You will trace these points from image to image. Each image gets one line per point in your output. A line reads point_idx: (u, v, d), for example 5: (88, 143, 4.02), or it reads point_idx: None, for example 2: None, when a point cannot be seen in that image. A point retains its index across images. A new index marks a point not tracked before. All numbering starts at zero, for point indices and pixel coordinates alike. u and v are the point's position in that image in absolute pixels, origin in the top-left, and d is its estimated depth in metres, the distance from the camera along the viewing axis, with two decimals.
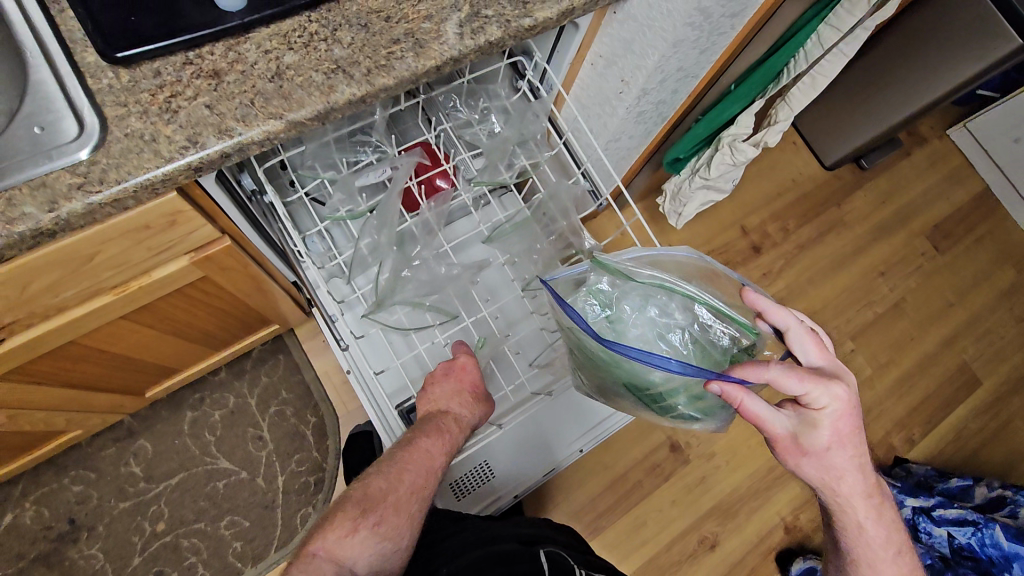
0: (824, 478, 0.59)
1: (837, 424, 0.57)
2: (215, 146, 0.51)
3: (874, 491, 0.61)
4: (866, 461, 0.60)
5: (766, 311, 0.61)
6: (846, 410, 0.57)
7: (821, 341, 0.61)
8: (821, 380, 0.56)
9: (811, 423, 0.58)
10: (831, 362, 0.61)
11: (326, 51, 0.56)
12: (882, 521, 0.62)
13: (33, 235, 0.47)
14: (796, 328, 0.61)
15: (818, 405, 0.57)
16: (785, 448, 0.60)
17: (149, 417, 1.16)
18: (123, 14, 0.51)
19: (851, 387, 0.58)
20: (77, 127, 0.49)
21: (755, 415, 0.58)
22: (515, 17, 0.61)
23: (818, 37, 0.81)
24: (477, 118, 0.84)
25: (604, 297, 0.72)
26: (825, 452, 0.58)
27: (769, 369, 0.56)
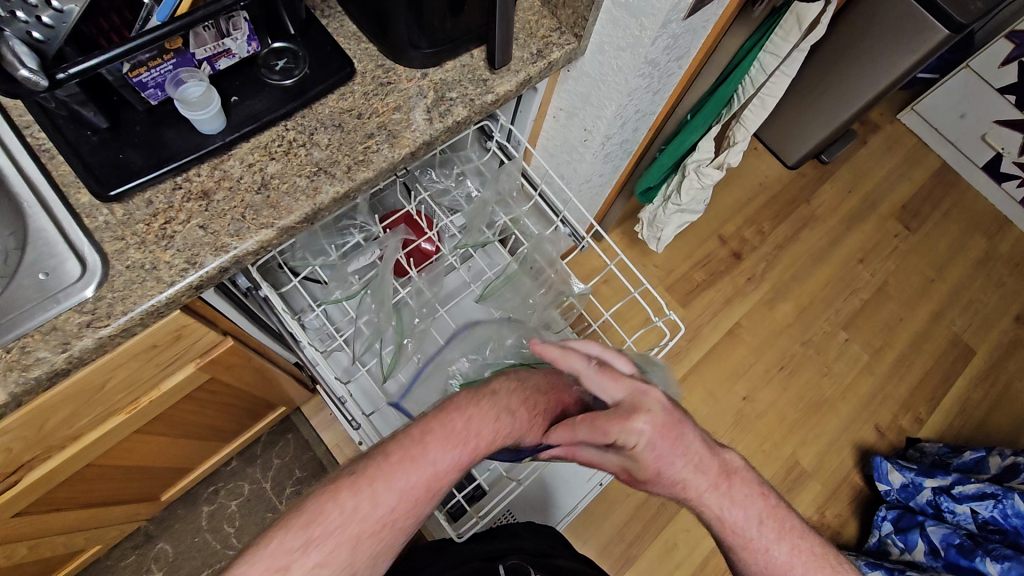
0: (671, 490, 0.58)
1: (655, 449, 0.56)
2: (213, 264, 0.53)
3: (719, 478, 0.58)
4: (703, 457, 0.58)
5: (556, 359, 0.59)
6: (655, 434, 0.55)
7: (613, 372, 0.59)
8: (617, 423, 0.55)
9: (633, 459, 0.57)
10: (629, 387, 0.58)
11: (306, 156, 0.59)
12: (740, 506, 0.58)
13: (49, 377, 0.48)
14: (587, 370, 0.59)
15: (630, 444, 0.56)
16: (629, 479, 0.60)
17: (164, 518, 1.15)
18: (112, 154, 0.54)
19: (651, 411, 0.56)
20: (81, 267, 0.51)
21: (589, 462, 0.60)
22: (478, 95, 0.65)
23: (760, 64, 0.85)
24: (454, 186, 0.88)
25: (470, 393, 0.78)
26: (658, 475, 0.57)
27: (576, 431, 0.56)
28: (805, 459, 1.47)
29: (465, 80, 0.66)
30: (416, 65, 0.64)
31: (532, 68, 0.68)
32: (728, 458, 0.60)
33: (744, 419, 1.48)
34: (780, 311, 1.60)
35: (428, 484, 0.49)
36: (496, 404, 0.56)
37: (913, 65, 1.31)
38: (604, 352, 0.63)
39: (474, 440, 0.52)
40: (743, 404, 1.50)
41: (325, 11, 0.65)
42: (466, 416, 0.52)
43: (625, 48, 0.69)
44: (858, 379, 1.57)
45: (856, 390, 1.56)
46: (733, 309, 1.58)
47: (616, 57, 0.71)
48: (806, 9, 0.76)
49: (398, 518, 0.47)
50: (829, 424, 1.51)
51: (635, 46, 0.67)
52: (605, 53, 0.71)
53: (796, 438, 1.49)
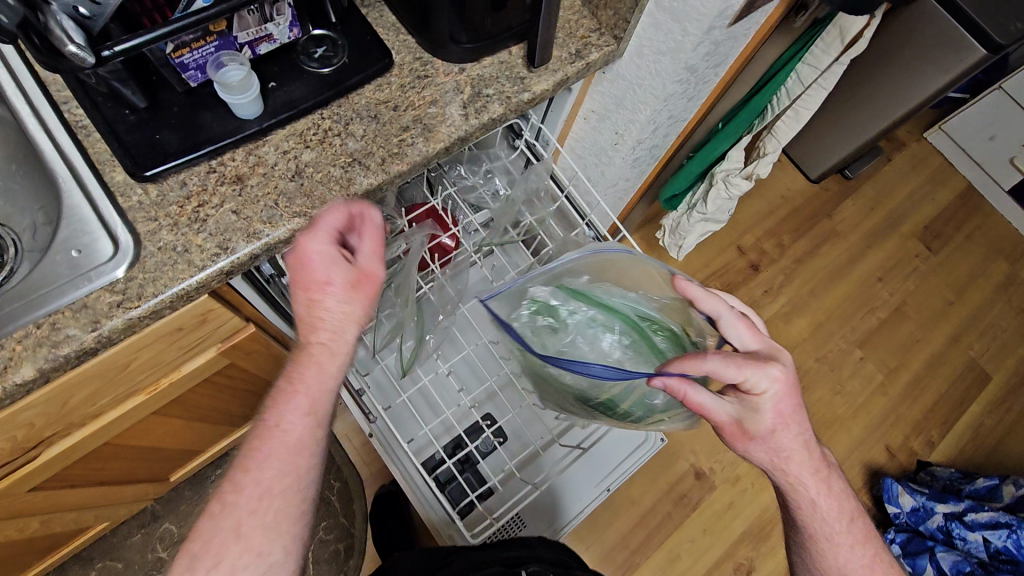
0: (773, 458, 0.56)
1: (779, 405, 0.54)
2: (245, 250, 0.53)
3: (822, 464, 0.57)
4: (812, 438, 0.57)
5: (697, 297, 0.61)
6: (787, 389, 0.54)
7: (754, 326, 0.60)
8: (756, 362, 0.53)
9: (753, 409, 0.54)
10: (767, 344, 0.59)
11: (341, 145, 0.58)
12: (836, 496, 0.57)
13: (77, 356, 0.48)
14: (729, 317, 0.60)
15: (758, 390, 0.53)
16: (731, 435, 0.56)
17: (171, 499, 1.15)
18: (148, 134, 0.53)
19: (788, 366, 0.55)
20: (113, 246, 0.51)
21: (699, 405, 0.55)
22: (514, 93, 0.64)
23: (798, 75, 0.84)
24: (482, 184, 0.88)
25: (557, 317, 0.69)
26: (769, 434, 0.55)
27: (706, 360, 0.53)
28: None
29: (503, 77, 0.65)
30: (455, 59, 0.64)
31: (570, 68, 0.67)
32: (828, 453, 0.60)
33: None
34: (795, 326, 1.58)
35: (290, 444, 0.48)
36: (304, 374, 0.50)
37: (946, 84, 1.28)
38: (745, 313, 0.63)
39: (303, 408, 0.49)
40: None
41: (365, 0, 0.64)
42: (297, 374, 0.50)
43: (665, 53, 0.68)
44: (871, 398, 1.55)
45: (868, 410, 1.54)
46: None
47: (655, 62, 0.70)
48: (849, 23, 0.74)
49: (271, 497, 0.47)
50: (838, 443, 1.50)
51: (676, 51, 0.66)
52: (644, 57, 0.70)
53: None
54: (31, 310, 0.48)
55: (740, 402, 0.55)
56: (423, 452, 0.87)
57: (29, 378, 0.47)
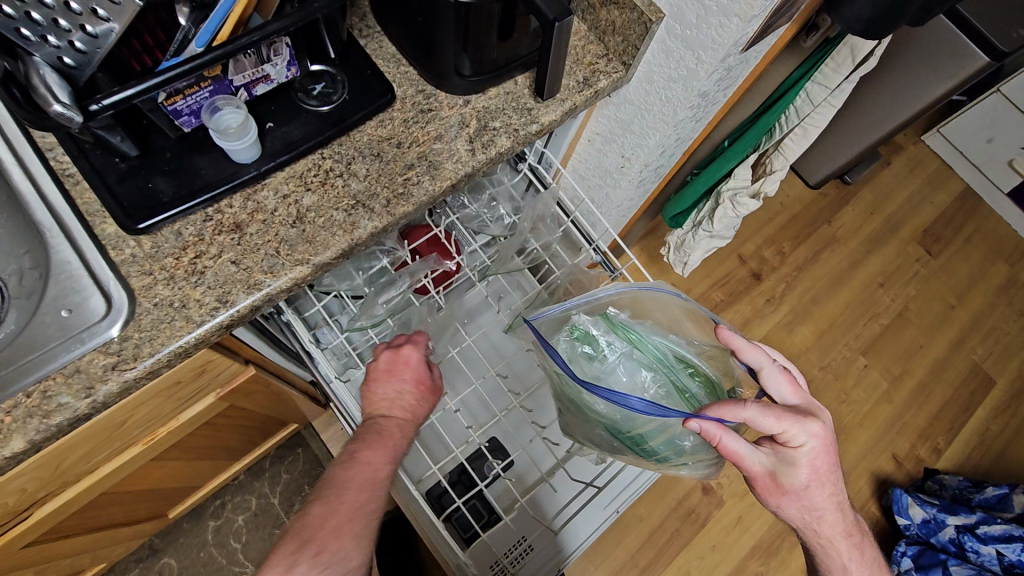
0: (804, 516, 0.54)
1: (817, 463, 0.52)
2: (245, 302, 0.50)
3: (854, 527, 0.56)
4: (845, 498, 0.55)
5: (739, 347, 0.57)
6: (825, 448, 0.52)
7: (795, 380, 0.57)
8: (798, 417, 0.51)
9: (789, 463, 0.52)
10: (805, 400, 0.57)
11: (344, 186, 0.56)
12: (868, 563, 0.56)
13: (70, 423, 0.46)
14: (770, 366, 0.57)
15: (795, 444, 0.52)
16: (764, 488, 0.54)
17: (170, 532, 1.13)
18: (141, 182, 0.51)
19: (828, 424, 0.53)
20: (106, 304, 0.48)
21: (734, 454, 0.52)
22: (522, 125, 0.62)
23: (807, 94, 0.82)
24: (487, 212, 0.84)
25: (595, 348, 0.65)
26: (804, 491, 0.53)
27: (745, 408, 0.50)
28: None
29: (509, 108, 0.63)
30: (459, 91, 0.61)
31: (578, 97, 0.65)
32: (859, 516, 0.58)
33: None
34: (798, 334, 1.57)
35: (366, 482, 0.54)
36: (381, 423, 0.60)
37: (949, 91, 1.27)
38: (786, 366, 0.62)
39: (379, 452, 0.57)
40: None
41: (363, 30, 0.62)
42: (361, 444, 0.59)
43: (677, 80, 0.66)
44: (876, 406, 1.54)
45: (873, 418, 1.53)
46: (750, 332, 1.55)
47: (666, 87, 0.67)
48: (862, 43, 0.72)
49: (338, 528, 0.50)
50: (845, 452, 1.49)
51: (687, 79, 0.64)
52: (655, 83, 0.68)
53: None
54: (21, 377, 0.45)
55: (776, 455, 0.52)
56: (426, 481, 0.86)
57: (20, 451, 0.44)
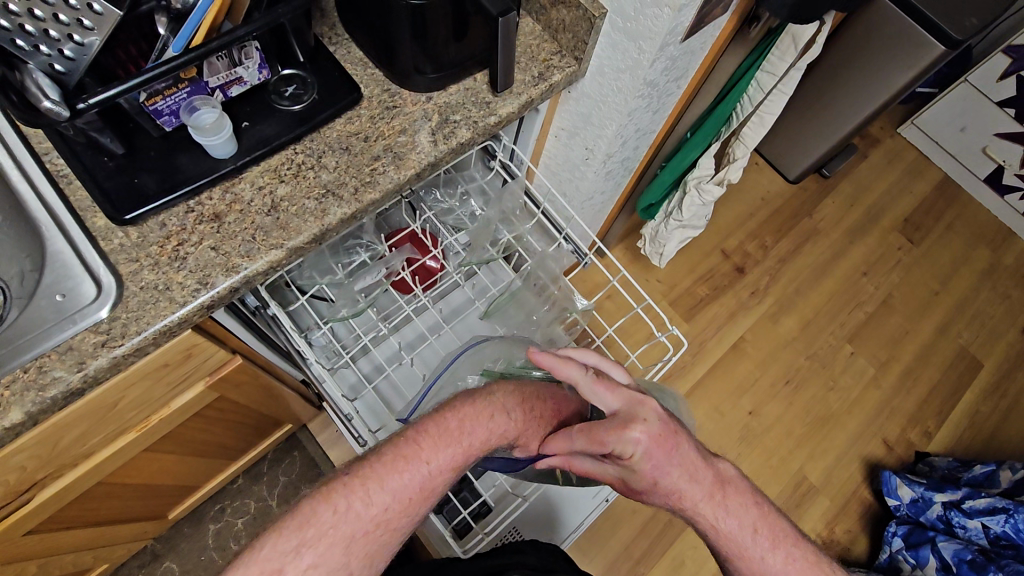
0: (666, 499, 0.57)
1: (655, 459, 0.56)
2: (224, 284, 0.55)
3: (711, 487, 0.57)
4: (694, 466, 0.57)
5: (552, 367, 0.58)
6: (652, 445, 0.55)
7: (608, 383, 0.58)
8: (616, 433, 0.55)
9: (631, 469, 0.57)
10: (625, 396, 0.58)
11: (315, 178, 0.60)
12: (733, 515, 0.56)
13: (64, 397, 0.50)
14: (584, 380, 0.58)
15: (628, 455, 0.56)
16: (626, 488, 0.60)
17: (171, 536, 1.16)
18: (128, 179, 0.55)
19: (649, 421, 0.56)
20: (96, 288, 0.52)
21: (586, 471, 0.61)
22: (481, 117, 0.67)
23: (758, 83, 0.86)
24: (459, 206, 0.89)
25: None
26: (652, 484, 0.57)
27: (572, 441, 0.59)
28: (813, 474, 1.46)
29: (469, 102, 0.68)
30: (421, 89, 0.66)
31: (533, 90, 0.70)
32: (721, 469, 0.59)
33: (750, 435, 1.47)
34: (784, 324, 1.60)
35: (419, 485, 0.53)
36: (492, 404, 0.60)
37: (910, 82, 1.31)
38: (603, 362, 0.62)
39: (467, 443, 0.57)
40: (750, 419, 1.49)
41: (332, 38, 0.67)
42: (459, 416, 0.57)
43: (624, 70, 0.70)
44: (864, 392, 1.56)
45: (862, 404, 1.55)
46: (736, 324, 1.58)
47: (616, 79, 0.72)
48: (801, 30, 0.77)
49: (392, 517, 0.52)
50: (836, 439, 1.50)
51: (634, 68, 0.69)
52: (606, 75, 0.73)
53: (803, 453, 1.48)
54: (19, 354, 0.49)
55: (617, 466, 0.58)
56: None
57: (18, 421, 0.48)
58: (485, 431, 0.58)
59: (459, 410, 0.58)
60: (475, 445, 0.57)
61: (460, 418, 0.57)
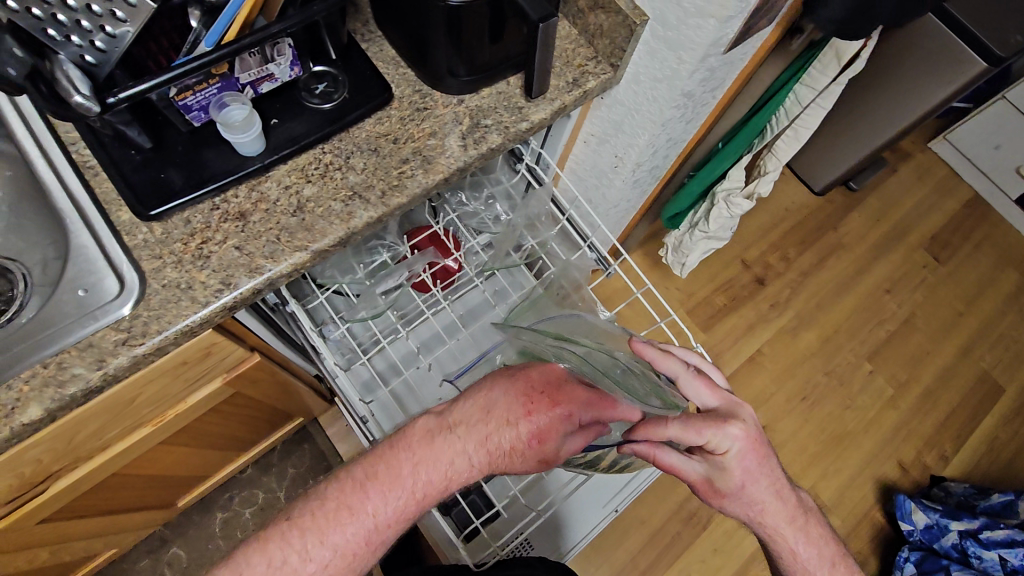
0: (748, 510, 0.56)
1: (747, 464, 0.55)
2: (247, 285, 0.54)
3: (796, 509, 0.58)
4: (783, 484, 0.57)
5: (653, 359, 0.59)
6: (750, 447, 0.54)
7: (711, 382, 0.59)
8: (715, 425, 0.53)
9: (721, 468, 0.55)
10: (726, 399, 0.58)
11: (342, 179, 0.59)
12: (813, 542, 0.58)
13: (83, 395, 0.49)
14: (685, 375, 0.59)
15: (721, 450, 0.54)
16: (705, 491, 0.58)
17: (180, 523, 1.16)
18: (155, 173, 0.54)
19: (748, 421, 0.55)
20: (119, 284, 0.52)
21: (669, 465, 0.57)
22: (513, 123, 0.65)
23: (796, 96, 0.83)
24: (484, 210, 0.88)
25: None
26: (740, 490, 0.55)
27: (668, 428, 0.53)
28: (825, 493, 1.43)
29: (501, 107, 0.66)
30: (454, 91, 0.65)
31: (567, 96, 0.68)
32: (804, 497, 0.60)
33: None
34: (803, 339, 1.57)
35: (361, 538, 0.48)
36: (444, 437, 0.51)
37: (948, 97, 1.27)
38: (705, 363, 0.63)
39: (413, 488, 0.50)
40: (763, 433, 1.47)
41: (365, 35, 0.66)
42: (411, 457, 0.50)
43: (661, 80, 0.68)
44: (881, 412, 1.53)
45: (879, 425, 1.52)
46: (754, 337, 1.55)
47: (652, 88, 0.70)
48: (846, 45, 0.74)
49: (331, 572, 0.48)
50: (850, 459, 1.48)
51: (672, 79, 0.67)
52: (641, 83, 0.71)
53: (816, 471, 1.46)
54: (39, 349, 0.49)
55: (707, 462, 0.55)
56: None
57: (36, 418, 0.47)
58: (441, 477, 0.50)
59: (409, 442, 0.51)
60: (428, 495, 0.50)
61: (407, 455, 0.51)
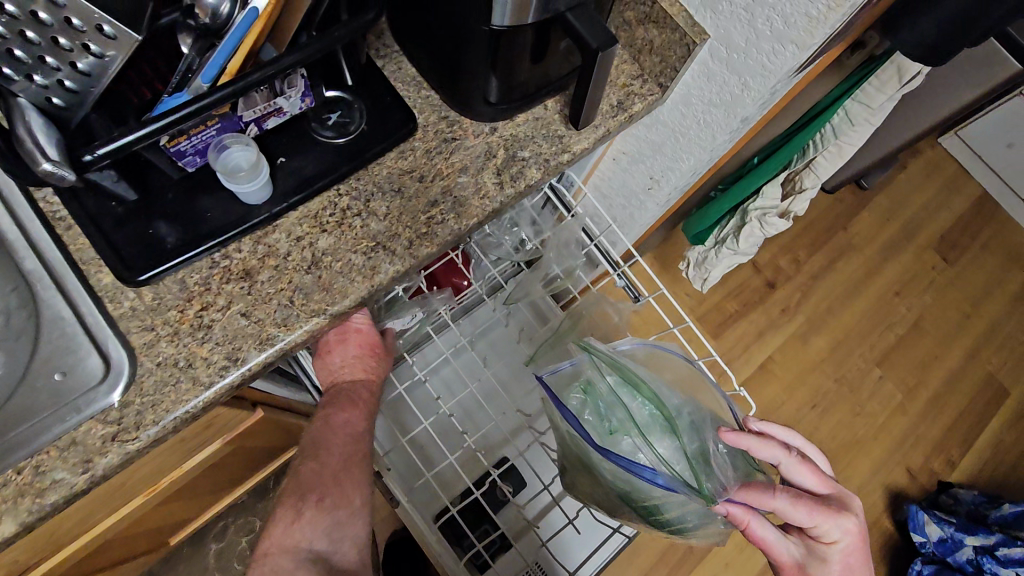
0: None
1: (849, 560, 0.52)
2: (257, 360, 0.46)
3: None
4: None
5: (750, 447, 0.53)
6: (857, 543, 0.52)
7: (818, 469, 0.54)
8: (830, 512, 0.51)
9: (820, 556, 0.52)
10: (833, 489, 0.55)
11: (363, 227, 0.51)
12: None
13: (67, 502, 0.41)
14: (789, 460, 0.54)
15: (828, 537, 0.51)
16: None
17: (171, 555, 1.09)
18: (142, 227, 0.46)
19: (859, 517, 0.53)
20: (103, 365, 0.44)
21: (763, 538, 0.52)
22: (552, 155, 0.57)
23: (846, 112, 0.77)
24: (506, 237, 0.81)
25: (603, 407, 0.60)
26: None
27: (774, 498, 0.51)
28: None
29: (539, 136, 0.58)
30: (485, 119, 0.56)
31: (611, 121, 0.60)
32: None
33: None
34: (813, 345, 1.53)
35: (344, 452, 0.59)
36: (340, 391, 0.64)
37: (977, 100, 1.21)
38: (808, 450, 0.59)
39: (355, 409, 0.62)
40: None
41: (380, 50, 0.57)
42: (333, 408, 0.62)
43: (719, 104, 0.61)
44: (890, 418, 1.51)
45: (887, 431, 1.50)
46: (764, 343, 1.51)
47: (705, 112, 0.63)
48: (910, 63, 0.67)
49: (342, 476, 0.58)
50: (859, 466, 1.46)
51: (732, 105, 0.60)
52: (692, 106, 0.64)
53: None
54: (11, 450, 0.41)
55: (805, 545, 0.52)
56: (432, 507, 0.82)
57: (11, 535, 0.40)
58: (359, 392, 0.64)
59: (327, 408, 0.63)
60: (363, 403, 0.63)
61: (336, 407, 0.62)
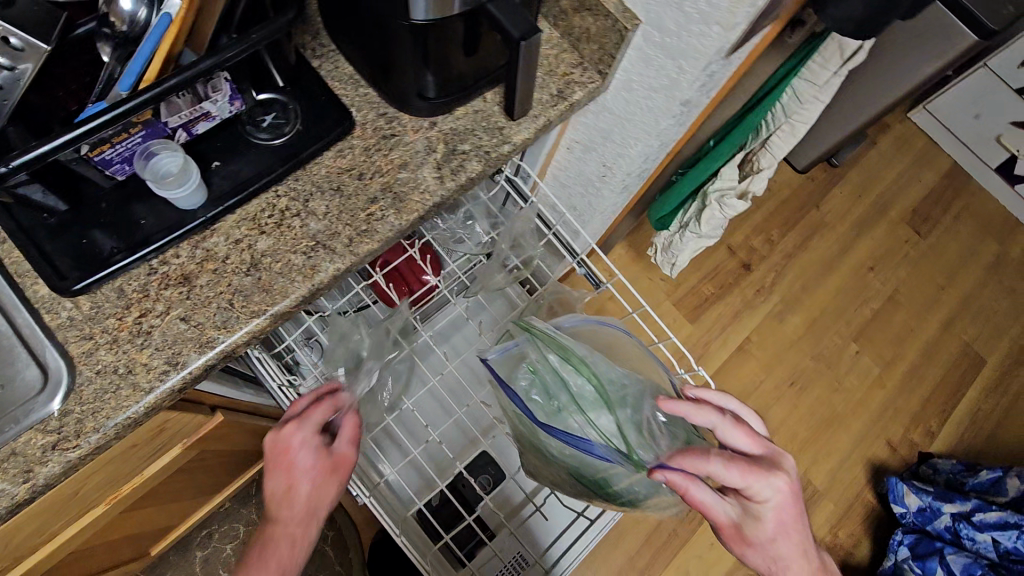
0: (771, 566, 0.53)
1: (782, 517, 0.52)
2: (198, 363, 0.46)
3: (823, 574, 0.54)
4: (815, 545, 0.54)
5: (687, 414, 0.54)
6: (790, 500, 0.52)
7: (751, 430, 0.55)
8: (762, 472, 0.51)
9: (755, 514, 0.52)
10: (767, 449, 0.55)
11: (302, 228, 0.51)
12: None
13: (8, 512, 0.42)
14: (723, 424, 0.54)
15: (761, 498, 0.51)
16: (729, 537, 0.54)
17: (156, 565, 1.10)
18: (76, 237, 0.46)
19: (792, 475, 0.53)
20: (41, 375, 0.44)
21: (700, 502, 0.52)
22: (493, 146, 0.58)
23: (794, 90, 0.77)
24: (463, 231, 0.82)
25: (548, 387, 0.61)
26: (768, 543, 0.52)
27: (711, 462, 0.51)
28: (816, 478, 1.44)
29: (479, 129, 0.58)
30: (423, 114, 0.56)
31: (551, 110, 0.60)
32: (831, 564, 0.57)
33: None
34: (789, 324, 1.55)
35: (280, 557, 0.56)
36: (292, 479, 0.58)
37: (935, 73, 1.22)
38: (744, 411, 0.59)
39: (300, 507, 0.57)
40: None
41: (316, 50, 0.57)
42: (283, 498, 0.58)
43: (659, 89, 0.62)
44: (868, 392, 1.53)
45: (866, 405, 1.52)
46: (741, 324, 1.53)
47: (647, 97, 0.64)
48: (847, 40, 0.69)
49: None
50: (839, 441, 1.48)
51: (671, 88, 0.61)
52: (634, 92, 0.64)
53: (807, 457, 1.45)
54: None
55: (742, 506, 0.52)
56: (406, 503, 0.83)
57: None
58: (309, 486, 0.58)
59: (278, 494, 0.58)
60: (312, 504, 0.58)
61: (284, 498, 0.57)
